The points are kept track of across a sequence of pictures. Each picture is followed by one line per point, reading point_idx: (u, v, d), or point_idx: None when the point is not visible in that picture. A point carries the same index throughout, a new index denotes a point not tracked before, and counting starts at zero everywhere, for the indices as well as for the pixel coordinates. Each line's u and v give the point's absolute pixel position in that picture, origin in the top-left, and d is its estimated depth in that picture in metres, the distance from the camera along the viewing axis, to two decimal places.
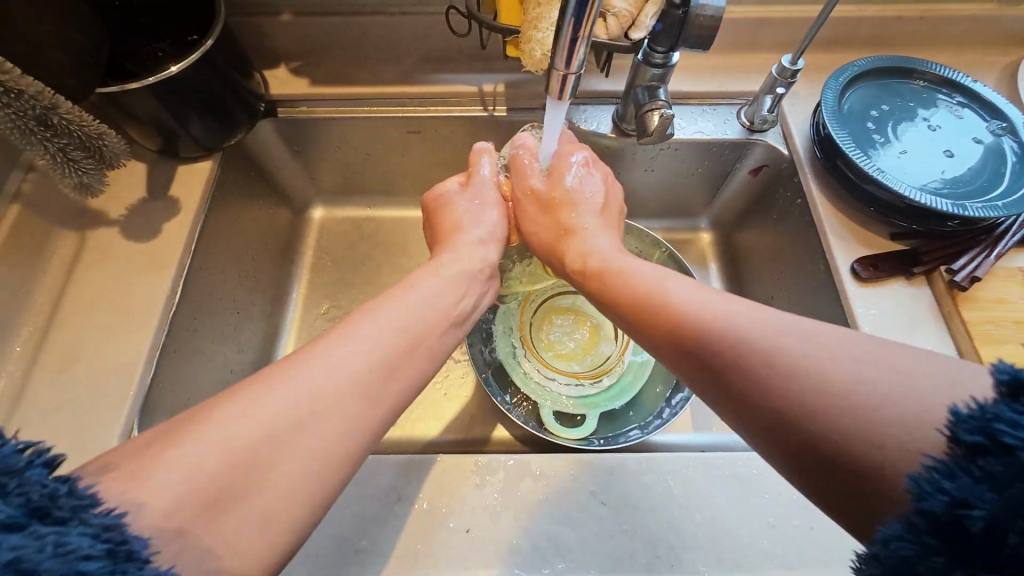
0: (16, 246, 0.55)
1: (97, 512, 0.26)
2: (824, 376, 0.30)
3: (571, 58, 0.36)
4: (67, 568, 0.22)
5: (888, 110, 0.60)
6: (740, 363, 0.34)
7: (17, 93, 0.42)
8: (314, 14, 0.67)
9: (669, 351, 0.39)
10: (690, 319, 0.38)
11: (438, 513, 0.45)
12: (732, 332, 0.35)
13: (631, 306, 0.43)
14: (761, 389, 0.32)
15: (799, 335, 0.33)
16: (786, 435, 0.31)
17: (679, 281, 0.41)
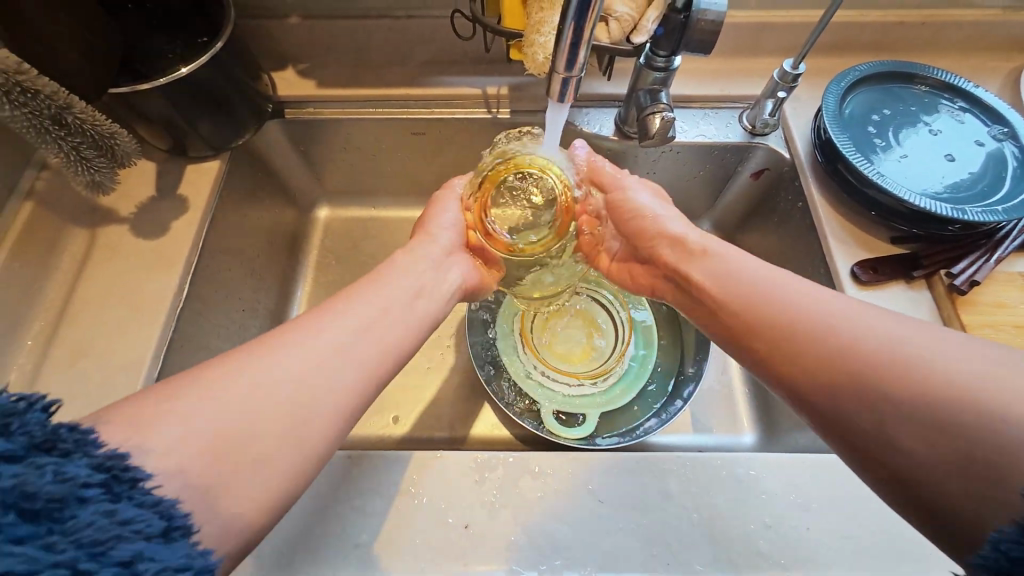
0: (29, 242, 0.56)
1: (128, 471, 0.28)
2: (935, 374, 0.31)
3: (572, 61, 0.36)
4: (69, 494, 0.25)
5: (889, 115, 0.61)
6: (842, 360, 0.35)
7: (33, 93, 0.43)
8: (321, 17, 0.68)
9: (766, 344, 0.40)
10: (788, 318, 0.39)
11: (438, 509, 0.46)
12: (831, 331, 0.36)
13: (721, 305, 0.44)
14: (859, 384, 0.33)
15: (905, 333, 0.34)
16: (891, 430, 0.32)
17: (780, 278, 0.42)
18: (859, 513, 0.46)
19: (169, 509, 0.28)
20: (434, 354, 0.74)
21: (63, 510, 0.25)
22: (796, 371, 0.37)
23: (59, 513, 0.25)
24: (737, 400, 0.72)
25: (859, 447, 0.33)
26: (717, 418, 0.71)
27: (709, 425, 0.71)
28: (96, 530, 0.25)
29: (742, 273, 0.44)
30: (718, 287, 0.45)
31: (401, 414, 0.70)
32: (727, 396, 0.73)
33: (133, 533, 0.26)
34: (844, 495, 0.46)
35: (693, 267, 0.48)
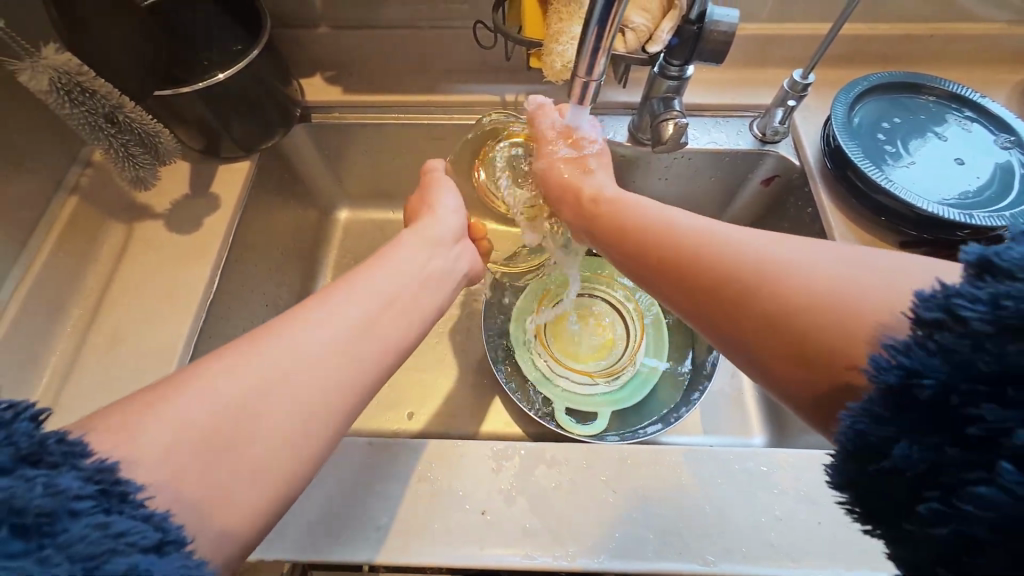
0: (71, 233, 0.60)
1: (118, 485, 0.28)
2: (800, 282, 0.35)
3: (591, 66, 0.39)
4: (59, 507, 0.26)
5: (898, 123, 0.62)
6: (723, 277, 0.38)
7: (91, 92, 0.49)
8: (350, 27, 0.71)
9: (661, 277, 0.42)
10: (701, 257, 0.40)
11: (457, 496, 0.47)
12: (741, 264, 0.37)
13: (641, 249, 0.44)
14: (744, 303, 0.36)
15: (808, 258, 0.36)
16: (774, 343, 0.35)
17: (677, 211, 0.45)
18: None
19: (163, 521, 0.28)
20: (451, 353, 0.77)
21: (54, 525, 0.25)
22: (712, 305, 0.38)
23: (49, 527, 0.25)
24: (746, 401, 0.74)
25: (772, 369, 0.36)
26: (728, 421, 0.72)
27: (719, 426, 0.72)
28: (88, 545, 0.25)
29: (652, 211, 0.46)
30: (638, 231, 0.45)
31: (416, 410, 0.73)
32: (737, 399, 0.74)
33: (127, 546, 0.26)
34: None
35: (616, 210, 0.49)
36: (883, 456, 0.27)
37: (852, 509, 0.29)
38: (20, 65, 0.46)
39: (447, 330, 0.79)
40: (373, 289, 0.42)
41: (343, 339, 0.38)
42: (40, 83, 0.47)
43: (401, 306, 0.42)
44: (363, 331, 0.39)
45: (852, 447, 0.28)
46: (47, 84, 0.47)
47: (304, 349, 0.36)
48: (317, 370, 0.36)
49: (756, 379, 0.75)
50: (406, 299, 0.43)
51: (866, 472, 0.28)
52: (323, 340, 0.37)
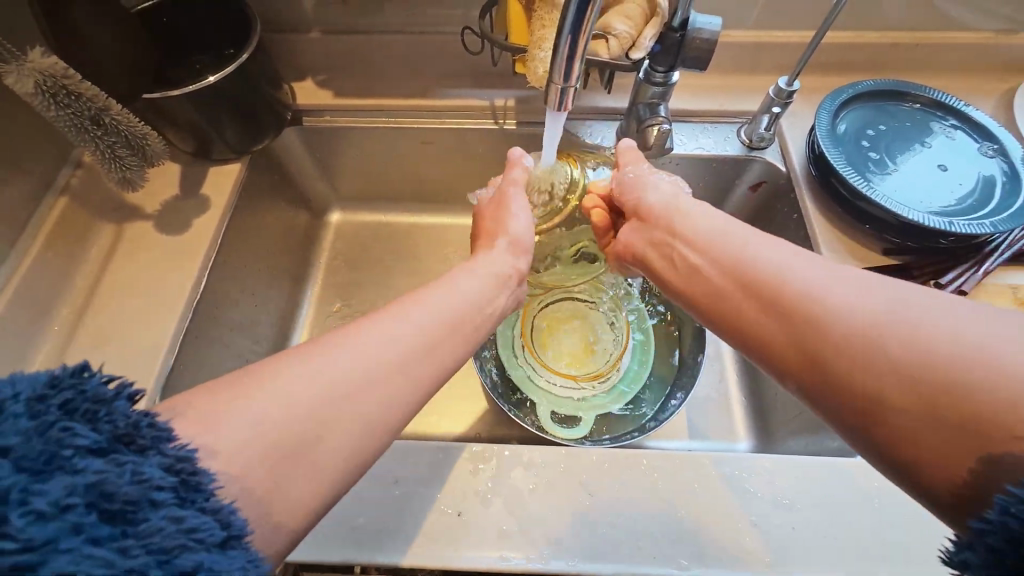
0: (61, 233, 0.60)
1: (196, 475, 0.27)
2: (902, 328, 0.33)
3: (568, 73, 0.39)
4: (142, 496, 0.25)
5: (882, 131, 0.63)
6: (815, 317, 0.36)
7: (76, 95, 0.48)
8: (341, 32, 0.72)
9: (744, 312, 0.41)
10: (775, 288, 0.39)
11: (433, 497, 0.47)
12: (817, 296, 0.37)
13: (711, 278, 0.45)
14: (836, 347, 0.35)
15: (889, 293, 0.35)
16: (873, 393, 0.33)
17: (759, 243, 0.43)
18: (844, 513, 0.47)
19: (231, 517, 0.27)
20: None
21: (137, 512, 0.25)
22: (787, 338, 0.38)
23: (132, 514, 0.24)
24: (732, 406, 0.74)
25: (853, 408, 0.34)
26: (713, 426, 0.72)
27: (704, 431, 0.72)
28: (165, 537, 0.25)
29: (727, 242, 0.45)
30: (707, 260, 0.45)
31: None
32: (723, 403, 0.74)
33: (198, 542, 0.26)
34: (832, 495, 0.48)
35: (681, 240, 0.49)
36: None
37: None
38: (4, 68, 0.45)
39: None
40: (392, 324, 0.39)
41: (374, 369, 0.37)
42: (25, 85, 0.46)
43: (420, 344, 0.40)
44: (380, 372, 0.37)
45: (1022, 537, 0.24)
46: (32, 87, 0.46)
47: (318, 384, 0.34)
48: (345, 405, 0.35)
49: (744, 384, 0.75)
50: (451, 335, 0.42)
51: None
52: (356, 371, 0.36)
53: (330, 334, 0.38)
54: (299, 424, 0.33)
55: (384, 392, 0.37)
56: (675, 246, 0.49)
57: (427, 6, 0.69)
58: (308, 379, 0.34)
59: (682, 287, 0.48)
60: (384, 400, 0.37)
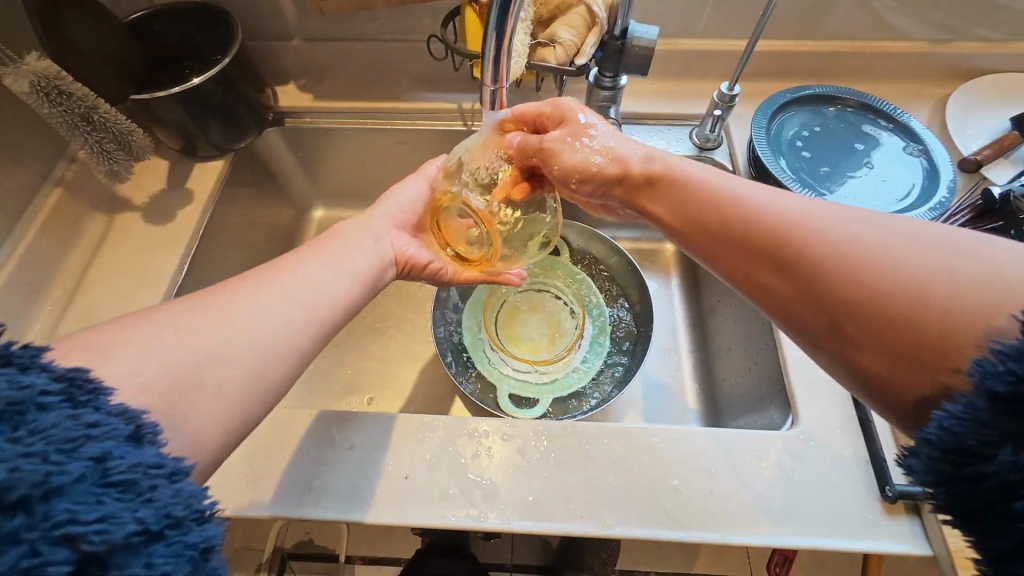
0: (55, 222, 0.66)
1: (89, 384, 0.31)
2: (898, 273, 0.33)
3: (497, 74, 0.44)
4: (28, 398, 0.28)
5: (815, 134, 0.67)
6: (813, 264, 0.36)
7: (69, 95, 0.53)
8: (319, 40, 0.78)
9: (743, 261, 0.41)
10: (770, 234, 0.39)
11: (384, 462, 0.52)
12: (812, 245, 0.37)
13: (699, 224, 0.44)
14: (833, 294, 0.35)
15: (876, 234, 0.35)
16: (866, 336, 0.34)
17: (754, 189, 0.42)
18: (761, 479, 0.51)
19: (134, 416, 0.32)
20: (410, 343, 0.82)
21: (26, 413, 0.28)
22: (777, 281, 0.38)
23: (20, 415, 0.27)
24: (687, 392, 0.78)
25: (830, 340, 0.36)
26: (667, 411, 0.76)
27: (658, 415, 0.76)
28: (64, 429, 0.28)
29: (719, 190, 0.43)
30: (695, 207, 0.44)
31: (374, 395, 0.78)
32: (678, 390, 0.78)
33: (101, 434, 0.29)
34: (752, 464, 0.52)
35: (663, 188, 0.47)
36: (986, 460, 0.27)
37: (941, 505, 0.29)
38: (4, 70, 0.51)
39: (411, 322, 0.84)
40: (306, 267, 0.47)
41: (248, 319, 0.41)
42: (22, 85, 0.51)
43: (327, 285, 0.47)
44: (250, 323, 0.41)
45: (945, 447, 0.28)
46: (28, 87, 0.51)
47: (236, 309, 0.41)
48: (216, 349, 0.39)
49: (698, 372, 0.79)
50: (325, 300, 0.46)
51: (962, 473, 0.28)
52: (233, 319, 0.41)
53: (207, 289, 0.42)
54: (204, 352, 0.38)
55: (291, 319, 0.43)
56: (661, 198, 0.47)
57: (398, 16, 0.74)
58: (228, 304, 0.41)
59: (675, 239, 0.47)
60: (285, 328, 0.43)
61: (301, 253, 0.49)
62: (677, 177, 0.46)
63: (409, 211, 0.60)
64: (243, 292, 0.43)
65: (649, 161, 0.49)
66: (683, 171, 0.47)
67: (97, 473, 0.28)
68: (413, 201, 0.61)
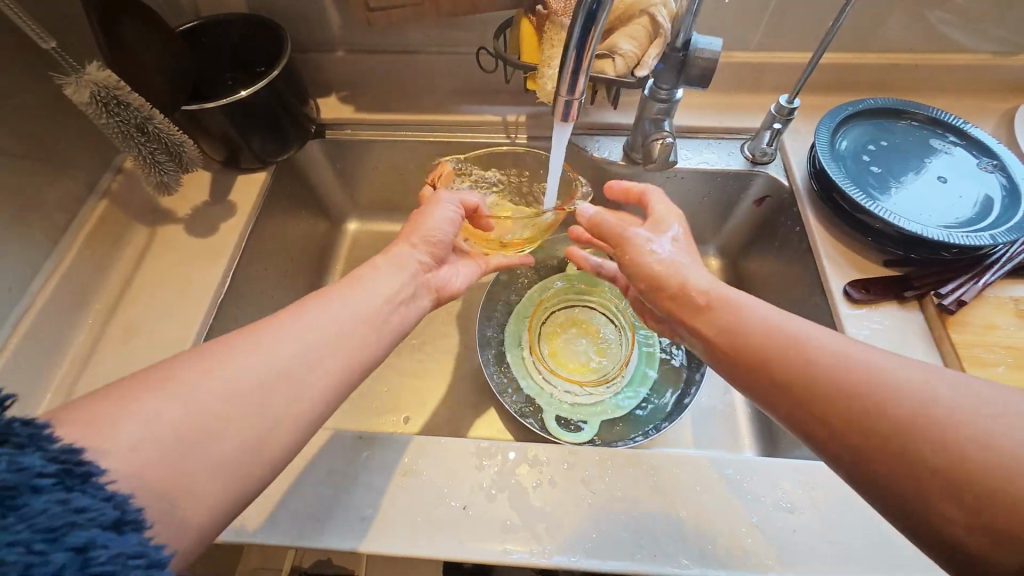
0: (99, 234, 0.65)
1: (82, 465, 0.30)
2: (1004, 460, 0.29)
3: (574, 85, 0.42)
4: (21, 482, 0.27)
5: (882, 147, 0.65)
6: (891, 433, 0.32)
7: (126, 104, 0.52)
8: (363, 52, 0.77)
9: (808, 419, 0.36)
10: (859, 400, 0.34)
11: (440, 490, 0.49)
12: (889, 412, 0.33)
13: (767, 370, 0.39)
14: (927, 474, 0.31)
15: (988, 415, 0.31)
16: (969, 527, 0.29)
17: (811, 332, 0.38)
18: (844, 519, 0.47)
19: (124, 502, 0.30)
20: (447, 360, 0.79)
21: (16, 497, 0.27)
22: (845, 443, 0.34)
23: (11, 499, 0.26)
24: (739, 417, 0.74)
25: (939, 531, 0.31)
26: (718, 436, 0.73)
27: (709, 440, 0.72)
28: (49, 517, 0.27)
29: (773, 331, 0.40)
30: (762, 345, 0.39)
31: (411, 414, 0.75)
32: (728, 414, 0.74)
33: (87, 520, 0.28)
34: (834, 500, 0.48)
35: (714, 318, 0.43)
36: None
37: None
38: (66, 80, 0.50)
39: (448, 339, 0.82)
40: (334, 305, 0.45)
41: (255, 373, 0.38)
42: (81, 95, 0.50)
43: (326, 340, 0.42)
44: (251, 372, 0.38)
45: None
46: (88, 97, 0.50)
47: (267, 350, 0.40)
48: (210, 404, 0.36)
49: None
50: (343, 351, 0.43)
51: None
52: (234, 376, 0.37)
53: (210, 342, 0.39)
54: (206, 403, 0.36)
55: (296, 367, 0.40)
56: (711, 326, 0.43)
57: (445, 30, 0.73)
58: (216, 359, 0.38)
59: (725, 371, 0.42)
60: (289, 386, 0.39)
61: (326, 293, 0.46)
62: (727, 310, 0.42)
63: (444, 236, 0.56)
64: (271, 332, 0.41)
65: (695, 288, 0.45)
66: (744, 306, 0.42)
67: (75, 564, 0.26)
68: (456, 224, 0.57)
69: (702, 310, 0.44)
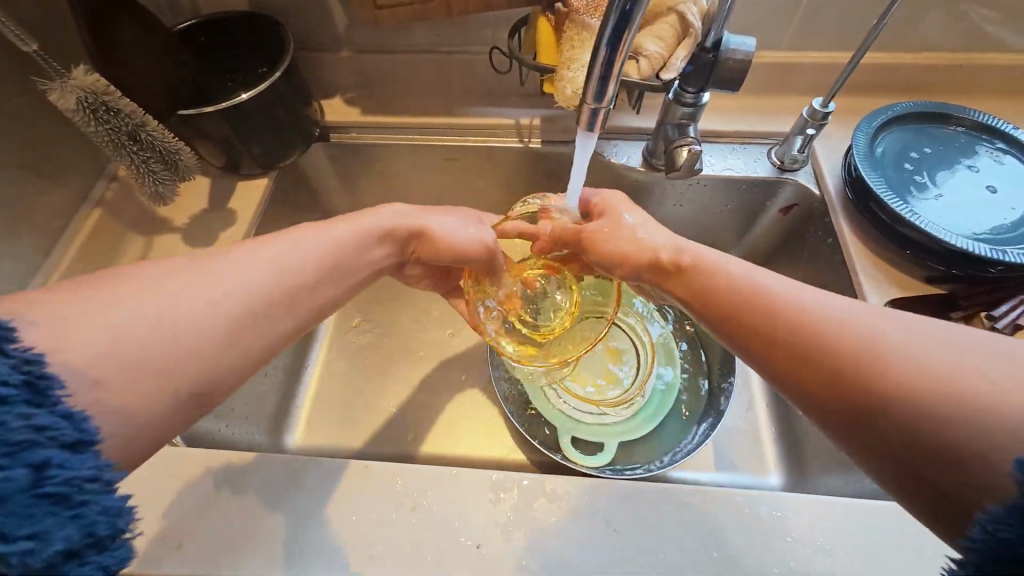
0: (93, 244, 0.62)
1: None
2: (905, 366, 0.32)
3: (602, 92, 0.38)
4: None
5: (924, 154, 0.61)
6: (813, 349, 0.36)
7: (115, 111, 0.49)
8: (369, 51, 0.73)
9: (751, 343, 0.40)
10: (811, 337, 0.36)
11: (452, 526, 0.45)
12: (813, 331, 0.36)
13: (734, 317, 0.41)
14: (844, 383, 0.34)
15: (927, 340, 0.33)
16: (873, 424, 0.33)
17: (762, 277, 0.42)
18: (887, 562, 0.43)
19: None
20: (456, 374, 0.76)
21: None
22: (780, 361, 0.38)
23: None
24: (763, 437, 0.71)
25: (851, 430, 0.34)
26: (743, 458, 0.69)
27: (731, 463, 0.68)
28: None
29: (727, 278, 0.43)
30: (719, 286, 0.43)
31: (418, 431, 0.71)
32: (751, 435, 0.71)
33: None
34: (879, 544, 0.44)
35: (682, 273, 0.46)
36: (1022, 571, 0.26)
37: None
38: (51, 85, 0.47)
39: (457, 352, 0.78)
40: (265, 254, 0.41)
41: None
42: (67, 101, 0.47)
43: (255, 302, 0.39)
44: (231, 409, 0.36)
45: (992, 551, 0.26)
46: (74, 103, 0.47)
47: (193, 299, 0.36)
48: None
49: (773, 414, 0.71)
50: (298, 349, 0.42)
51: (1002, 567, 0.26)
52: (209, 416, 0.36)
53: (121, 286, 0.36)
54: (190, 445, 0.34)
55: None
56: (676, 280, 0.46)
57: (456, 28, 0.70)
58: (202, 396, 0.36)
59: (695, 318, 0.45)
60: None
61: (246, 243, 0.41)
62: (691, 260, 0.46)
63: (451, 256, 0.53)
64: (204, 282, 0.37)
65: (676, 252, 0.47)
66: (716, 262, 0.44)
67: None
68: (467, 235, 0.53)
69: (676, 268, 0.46)
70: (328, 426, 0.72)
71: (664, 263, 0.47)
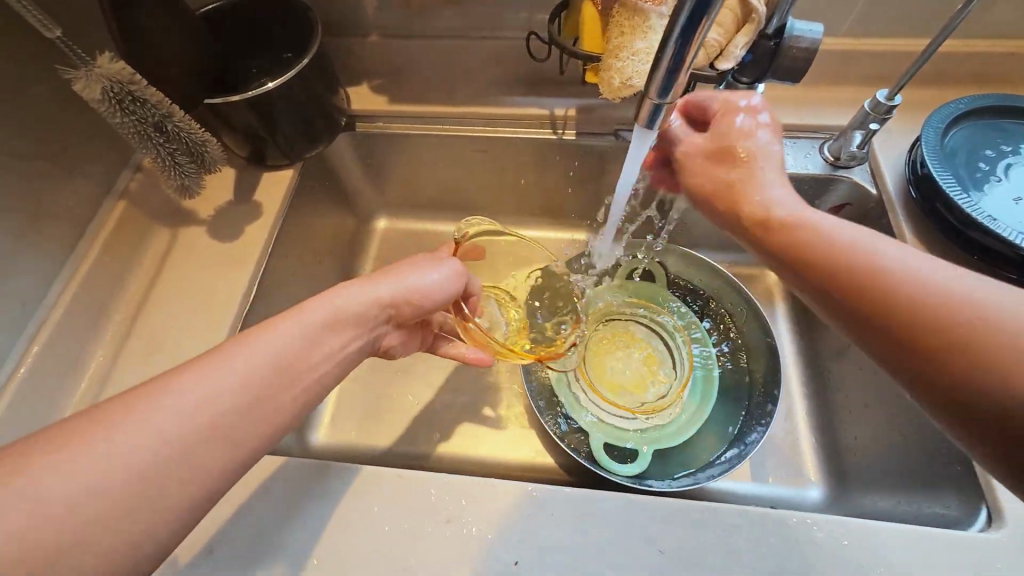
0: (118, 237, 0.60)
1: None
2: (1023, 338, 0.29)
3: (666, 87, 0.35)
4: None
5: (999, 151, 0.56)
6: (911, 312, 0.33)
7: (143, 101, 0.47)
8: (398, 37, 0.70)
9: (840, 304, 0.37)
10: (924, 304, 0.33)
11: (489, 544, 0.43)
12: (910, 295, 0.33)
13: (837, 276, 0.37)
14: (948, 352, 0.31)
15: None
16: (980, 400, 0.30)
17: (859, 233, 0.38)
18: None
19: None
20: (482, 373, 0.74)
21: None
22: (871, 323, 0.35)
23: None
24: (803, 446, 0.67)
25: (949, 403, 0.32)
26: (782, 468, 0.65)
27: (770, 472, 0.65)
28: None
29: (825, 235, 0.39)
30: (809, 242, 0.39)
31: (445, 431, 0.69)
32: (791, 444, 0.67)
33: None
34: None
35: (777, 227, 0.42)
36: None
37: None
38: (76, 74, 0.45)
39: None
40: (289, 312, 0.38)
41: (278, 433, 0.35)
42: (93, 91, 0.45)
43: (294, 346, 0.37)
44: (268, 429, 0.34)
45: None
46: (99, 93, 0.45)
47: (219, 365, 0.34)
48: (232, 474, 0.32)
49: (816, 422, 0.67)
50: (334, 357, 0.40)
51: None
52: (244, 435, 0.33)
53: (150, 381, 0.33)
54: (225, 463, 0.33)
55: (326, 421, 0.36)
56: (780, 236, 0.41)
57: (490, 11, 0.66)
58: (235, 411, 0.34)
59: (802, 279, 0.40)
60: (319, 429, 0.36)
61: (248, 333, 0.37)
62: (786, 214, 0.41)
63: (432, 305, 0.46)
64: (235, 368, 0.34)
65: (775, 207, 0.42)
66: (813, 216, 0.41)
67: None
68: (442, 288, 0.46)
69: (779, 223, 0.42)
70: (353, 424, 0.70)
71: (771, 216, 0.42)
